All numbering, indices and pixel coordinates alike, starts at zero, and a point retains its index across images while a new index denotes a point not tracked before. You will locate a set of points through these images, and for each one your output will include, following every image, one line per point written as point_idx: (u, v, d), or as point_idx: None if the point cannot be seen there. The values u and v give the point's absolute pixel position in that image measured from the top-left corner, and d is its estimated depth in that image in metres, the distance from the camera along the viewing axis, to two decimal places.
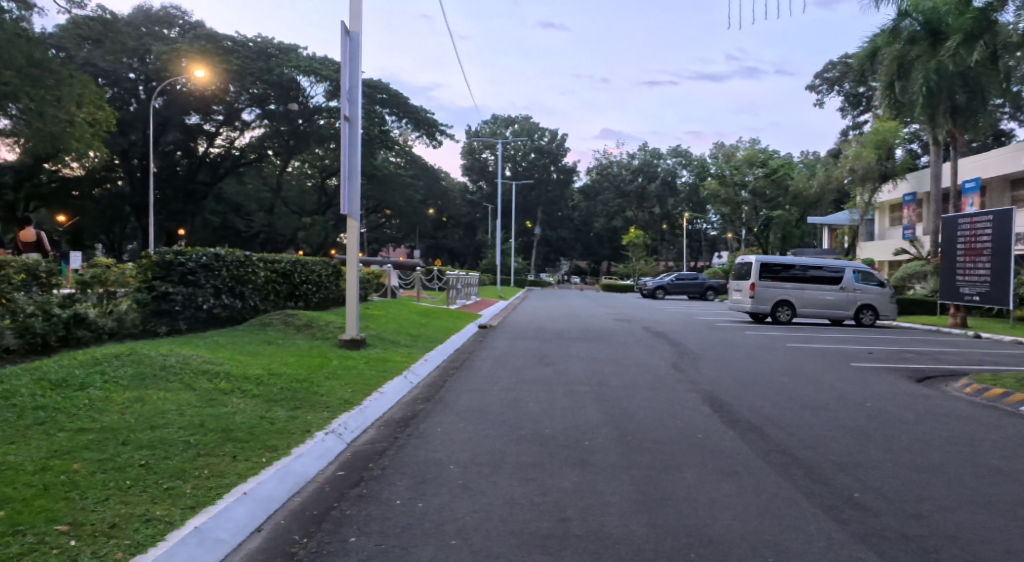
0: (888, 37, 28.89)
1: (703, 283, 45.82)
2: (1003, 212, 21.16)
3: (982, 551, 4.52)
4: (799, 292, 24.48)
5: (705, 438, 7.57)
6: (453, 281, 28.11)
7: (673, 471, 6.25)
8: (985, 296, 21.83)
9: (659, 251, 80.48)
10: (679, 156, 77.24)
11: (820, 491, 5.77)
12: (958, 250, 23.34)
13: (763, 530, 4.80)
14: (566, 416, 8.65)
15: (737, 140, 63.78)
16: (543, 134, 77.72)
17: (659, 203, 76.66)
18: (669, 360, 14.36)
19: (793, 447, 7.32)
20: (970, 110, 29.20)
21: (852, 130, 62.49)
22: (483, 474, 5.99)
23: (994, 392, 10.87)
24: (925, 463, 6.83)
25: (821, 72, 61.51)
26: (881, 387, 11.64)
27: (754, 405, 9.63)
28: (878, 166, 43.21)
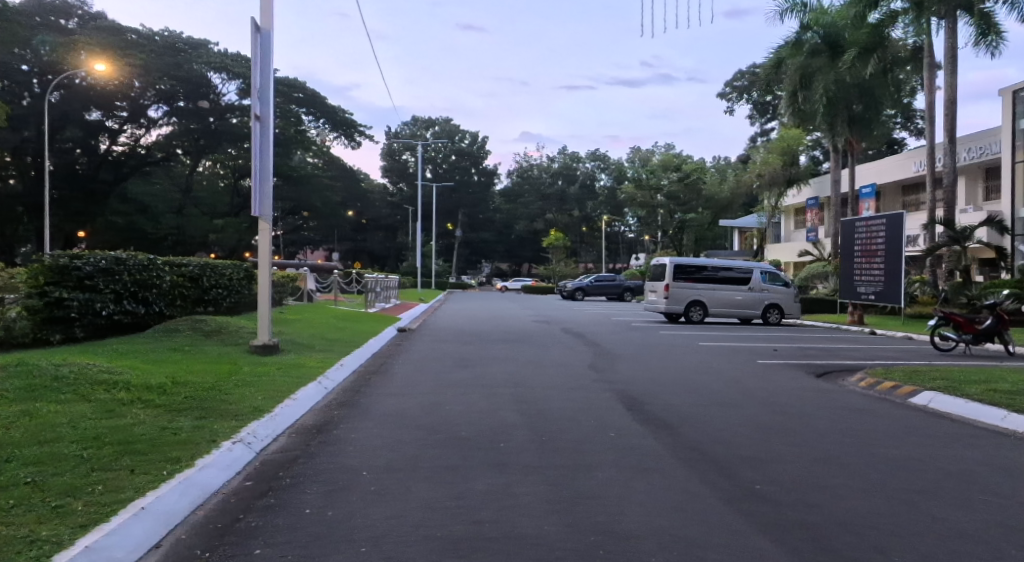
0: (791, 49, 29.97)
1: (622, 283, 46.76)
2: (895, 215, 22.45)
3: (872, 536, 4.79)
4: (711, 293, 25.31)
5: (618, 437, 7.71)
6: (372, 284, 27.74)
7: (587, 470, 6.36)
8: (880, 295, 23.11)
9: (578, 253, 80.36)
10: (597, 160, 80.07)
11: (725, 484, 5.99)
12: (856, 252, 24.60)
13: (669, 523, 4.95)
14: (484, 417, 8.69)
15: (653, 145, 65.37)
16: (463, 136, 78.19)
17: (578, 205, 78.48)
18: (586, 360, 14.59)
19: (702, 442, 7.59)
20: (866, 118, 30.76)
21: (760, 136, 65.03)
22: (397, 478, 5.94)
23: (886, 385, 11.55)
24: (824, 453, 7.19)
25: (730, 81, 63.70)
26: (785, 382, 12.19)
27: (666, 402, 9.92)
28: (784, 171, 45.33)
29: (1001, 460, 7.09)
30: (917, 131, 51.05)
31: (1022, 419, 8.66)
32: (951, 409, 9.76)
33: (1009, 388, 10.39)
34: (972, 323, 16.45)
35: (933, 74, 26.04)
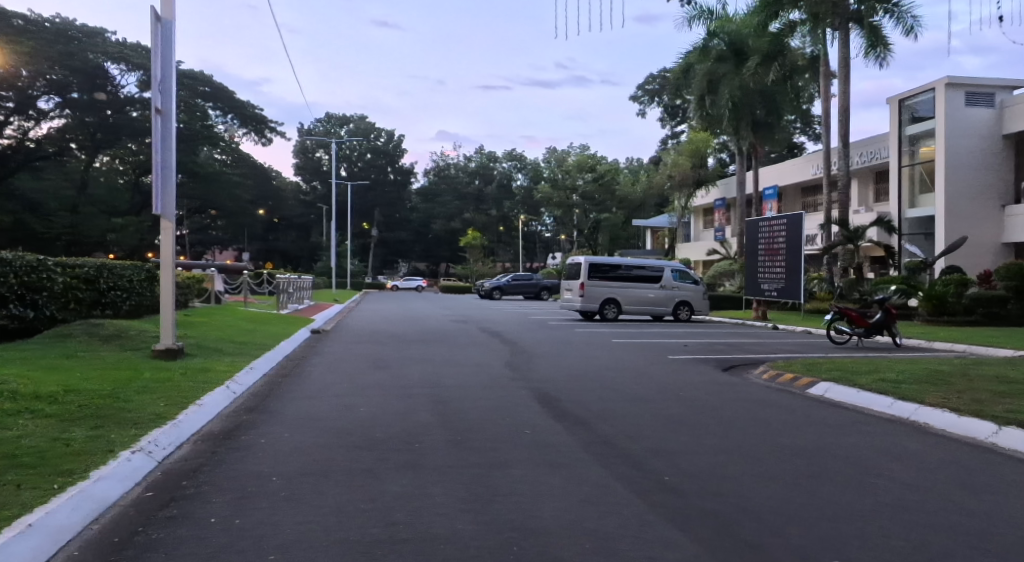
0: (699, 54, 31.61)
1: (538, 282, 47.24)
2: (795, 216, 23.52)
3: (772, 521, 5.01)
4: (624, 291, 25.88)
5: (533, 434, 7.78)
6: (283, 285, 26.93)
7: (502, 467, 6.39)
8: (782, 291, 24.18)
9: (495, 252, 80.42)
10: (514, 160, 80.36)
11: (636, 477, 6.14)
12: (759, 250, 25.61)
13: (582, 517, 5.03)
14: (399, 418, 8.60)
15: (568, 146, 66.29)
16: (378, 134, 77.58)
17: (495, 205, 78.40)
18: (502, 359, 14.64)
19: (614, 436, 7.77)
20: (768, 123, 31.91)
21: (671, 139, 66.91)
22: (307, 484, 5.81)
23: (787, 376, 12.11)
24: (730, 444, 7.47)
25: (642, 84, 65.32)
26: (694, 376, 12.58)
27: (581, 399, 10.08)
28: (692, 173, 46.70)
29: (887, 445, 7.55)
30: (815, 136, 53.61)
31: (908, 406, 9.25)
32: (845, 399, 10.32)
33: (895, 378, 11.07)
34: (864, 317, 17.44)
35: (828, 81, 27.40)
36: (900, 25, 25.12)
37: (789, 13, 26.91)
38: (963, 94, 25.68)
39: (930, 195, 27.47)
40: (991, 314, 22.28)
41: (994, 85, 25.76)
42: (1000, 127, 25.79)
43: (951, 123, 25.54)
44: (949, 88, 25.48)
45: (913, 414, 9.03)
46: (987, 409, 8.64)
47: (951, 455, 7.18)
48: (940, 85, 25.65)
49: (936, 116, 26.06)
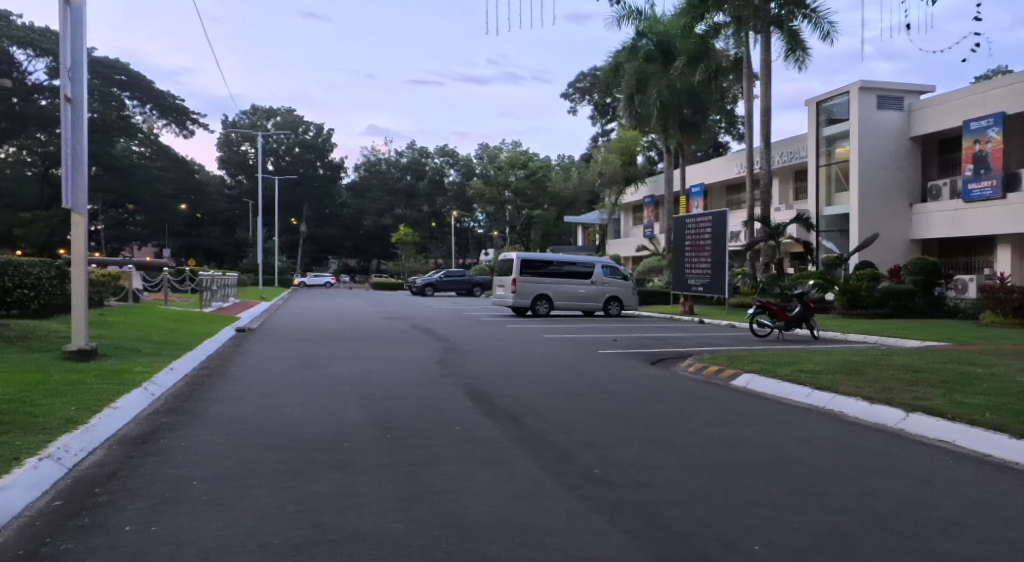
0: (629, 54, 32.11)
1: (471, 279, 47.24)
2: (721, 213, 24.16)
3: (698, 511, 5.12)
4: (556, 287, 26.11)
5: (464, 430, 7.75)
6: (206, 282, 26.04)
7: (433, 464, 6.34)
8: (707, 286, 24.81)
9: (428, 249, 79.88)
10: (446, 156, 79.52)
11: (566, 470, 6.19)
12: (687, 246, 26.20)
13: (513, 512, 5.03)
14: (328, 418, 8.44)
15: (500, 142, 66.17)
16: (307, 128, 75.93)
17: (427, 201, 77.64)
18: (434, 355, 14.54)
19: (546, 430, 7.82)
20: (694, 123, 32.73)
21: (601, 137, 67.69)
22: (231, 486, 5.64)
23: (712, 369, 12.45)
24: (657, 435, 7.62)
25: (573, 82, 65.81)
26: (623, 369, 12.78)
27: (513, 394, 10.11)
28: (622, 170, 47.35)
29: (807, 434, 7.83)
30: (738, 135, 55.25)
31: (824, 395, 9.63)
32: (766, 389, 10.68)
33: (813, 368, 11.51)
34: (784, 311, 18.15)
35: (751, 83, 28.24)
36: (818, 30, 26.07)
37: (713, 16, 27.58)
38: (875, 97, 26.83)
39: (845, 194, 28.65)
40: (901, 306, 23.40)
41: (903, 90, 27.09)
42: (908, 130, 27.13)
43: (864, 125, 26.71)
44: (863, 92, 26.64)
45: (829, 403, 9.41)
46: (897, 397, 9.06)
47: (864, 441, 7.50)
48: (854, 89, 26.80)
49: (851, 118, 27.21)
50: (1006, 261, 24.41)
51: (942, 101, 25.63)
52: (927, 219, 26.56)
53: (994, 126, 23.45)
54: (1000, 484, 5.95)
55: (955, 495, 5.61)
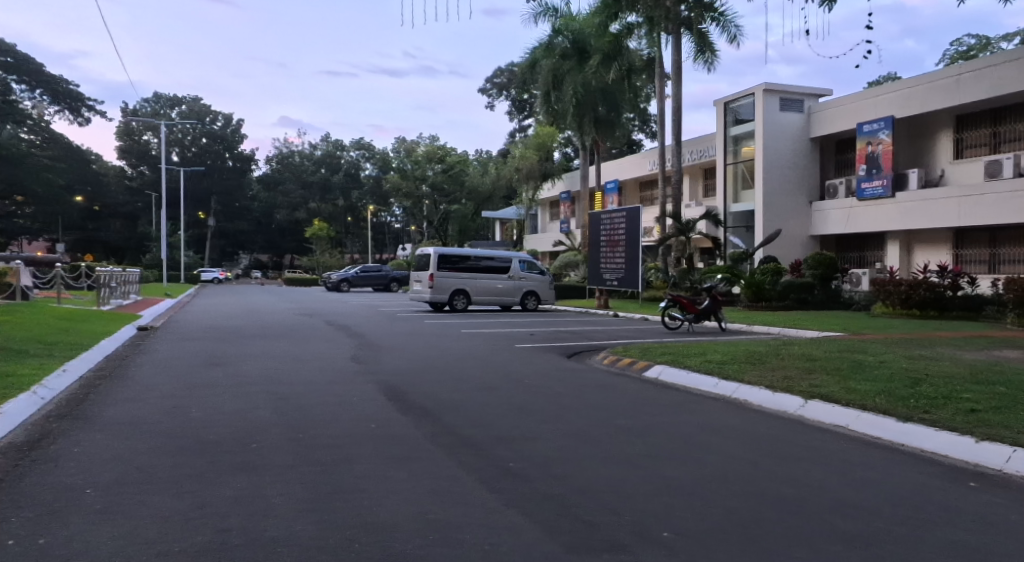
0: (545, 51, 32.55)
1: (387, 274, 46.56)
2: (634, 209, 24.69)
3: (609, 500, 5.20)
4: (474, 282, 26.08)
5: (377, 428, 7.63)
6: (104, 279, 24.70)
7: (345, 463, 6.22)
8: (622, 281, 25.32)
9: (343, 243, 78.45)
10: (362, 149, 77.61)
11: (480, 465, 6.20)
12: (602, 241, 26.62)
13: (425, 509, 4.99)
14: (236, 418, 8.16)
15: (417, 136, 65.45)
16: (215, 117, 73.12)
17: (342, 195, 75.80)
18: (348, 352, 14.26)
19: (461, 426, 7.79)
20: (609, 121, 32.96)
21: (518, 132, 68.02)
22: (128, 493, 5.36)
23: (625, 361, 12.71)
24: (571, 428, 7.71)
25: (490, 77, 65.93)
26: (539, 364, 12.88)
27: (428, 390, 10.03)
28: (539, 166, 47.15)
29: (713, 422, 8.10)
30: (651, 134, 56.62)
31: (730, 385, 9.98)
32: (677, 380, 10.98)
33: (719, 359, 11.93)
34: (693, 304, 18.71)
35: (662, 83, 28.96)
36: (725, 33, 26.96)
37: (626, 16, 28.16)
38: (777, 99, 28.00)
39: (750, 191, 29.77)
40: (802, 299, 24.54)
41: (803, 93, 28.38)
42: (808, 131, 28.44)
43: (768, 125, 27.84)
44: (767, 94, 27.73)
45: (735, 392, 9.76)
46: (797, 384, 9.49)
47: (767, 428, 7.82)
48: (758, 91, 27.88)
49: (756, 119, 28.30)
50: (895, 256, 25.91)
51: (839, 104, 26.96)
52: (824, 216, 27.88)
53: (884, 129, 24.78)
54: (887, 465, 6.31)
55: (847, 476, 5.93)
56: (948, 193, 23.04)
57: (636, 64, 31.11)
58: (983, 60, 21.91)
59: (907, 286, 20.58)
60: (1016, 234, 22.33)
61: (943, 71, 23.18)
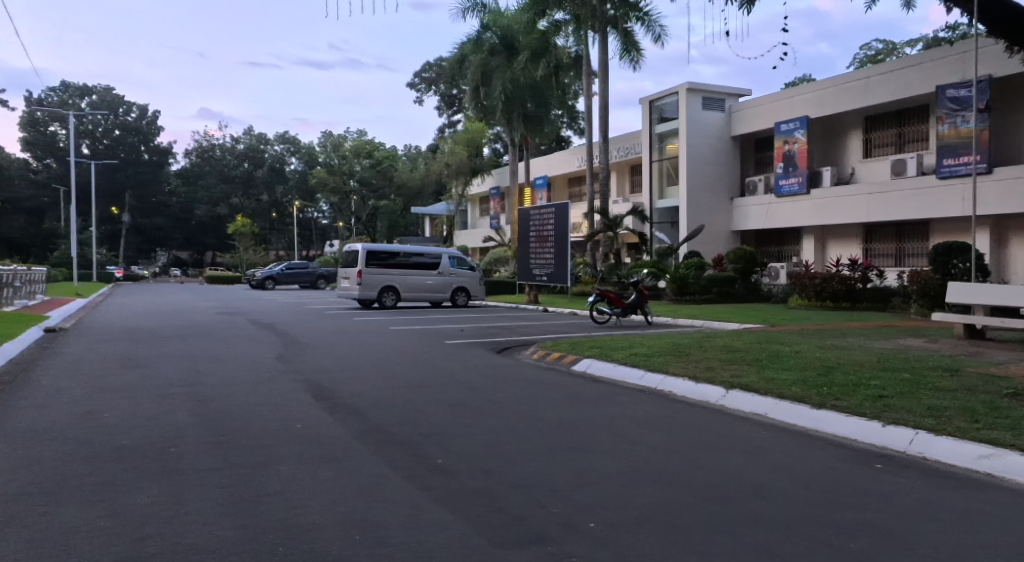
0: (473, 47, 32.55)
1: (314, 271, 45.69)
2: (562, 205, 24.96)
3: (537, 494, 5.24)
4: (403, 278, 25.85)
5: (303, 428, 7.50)
6: (7, 279, 23.38)
7: (270, 465, 6.08)
8: (551, 276, 25.56)
9: (268, 240, 76.66)
10: (287, 143, 75.23)
11: (409, 462, 6.15)
12: (531, 237, 26.81)
13: (353, 509, 4.93)
14: (152, 421, 7.87)
15: (344, 131, 64.25)
16: (128, 109, 70.10)
17: (266, 190, 73.61)
18: (273, 351, 13.91)
19: (390, 424, 7.71)
20: (537, 117, 33.28)
21: (448, 128, 67.60)
22: (36, 504, 5.11)
23: (553, 356, 12.83)
24: (500, 423, 7.75)
25: (419, 72, 65.30)
26: (469, 360, 12.88)
27: (355, 388, 9.89)
28: (468, 162, 46.98)
29: (638, 413, 8.27)
30: (579, 130, 57.24)
31: (655, 377, 10.21)
32: (604, 372, 11.18)
33: (645, 352, 12.17)
34: (621, 298, 19.04)
35: (590, 80, 29.25)
36: (650, 33, 27.49)
37: (554, 13, 28.37)
38: (700, 99, 28.76)
39: (675, 188, 30.52)
40: (724, 292, 25.33)
41: (724, 93, 29.24)
42: (729, 130, 29.32)
43: (690, 124, 28.56)
44: (690, 93, 28.46)
45: (660, 384, 9.99)
46: (718, 375, 9.79)
47: (689, 418, 8.03)
48: (682, 90, 28.57)
49: (679, 117, 28.99)
50: (810, 250, 27.00)
51: (757, 104, 27.91)
52: (745, 212, 28.78)
53: (799, 129, 25.78)
54: (800, 451, 6.59)
55: (764, 462, 6.17)
56: (858, 190, 24.17)
57: (564, 61, 31.36)
58: (889, 64, 23.03)
59: (821, 279, 21.47)
60: (919, 229, 23.57)
61: (853, 74, 24.27)
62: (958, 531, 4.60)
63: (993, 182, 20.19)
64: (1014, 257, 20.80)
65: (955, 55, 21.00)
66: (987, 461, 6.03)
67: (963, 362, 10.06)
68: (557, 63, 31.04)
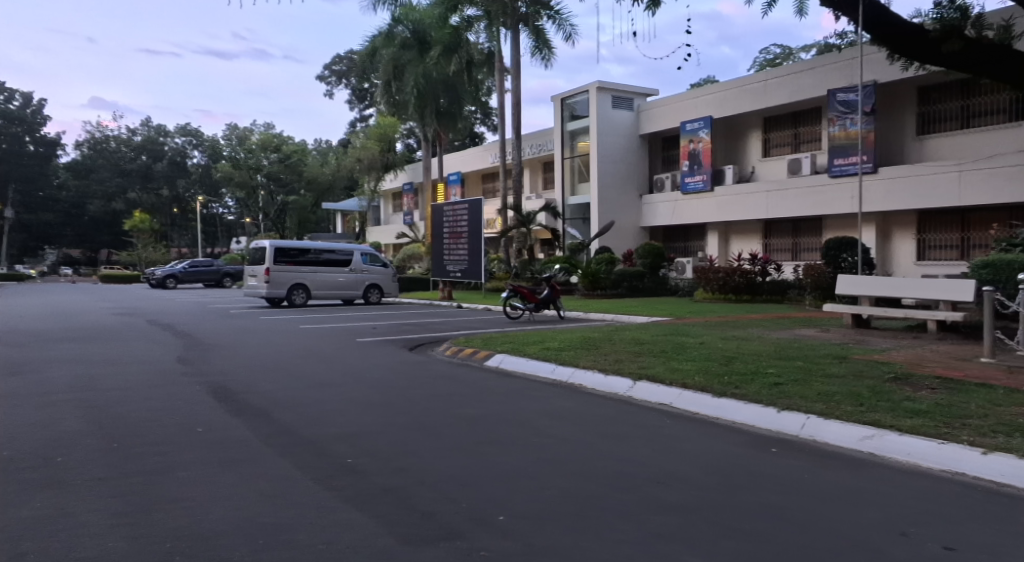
0: (385, 40, 32.07)
1: (220, 269, 44.10)
2: (476, 201, 24.98)
3: (447, 490, 5.25)
4: (313, 275, 25.25)
5: (206, 431, 7.25)
6: None
7: (169, 471, 5.85)
8: (464, 272, 25.55)
9: (169, 237, 73.39)
10: (188, 135, 72.31)
11: (317, 463, 6.04)
12: (444, 233, 26.71)
13: (256, 512, 4.81)
14: (39, 430, 7.43)
15: (250, 123, 62.20)
16: (11, 97, 65.59)
17: (167, 184, 70.16)
18: (173, 353, 13.35)
19: (298, 424, 7.55)
20: (450, 113, 33.21)
21: (360, 122, 66.46)
22: None
23: (467, 351, 12.86)
24: (412, 420, 7.70)
25: (329, 64, 63.88)
26: (382, 357, 12.74)
27: (261, 389, 9.62)
28: (381, 157, 46.35)
29: (549, 406, 8.40)
30: (492, 127, 57.40)
31: (567, 370, 10.40)
32: (517, 367, 11.28)
33: (557, 346, 12.36)
34: (534, 294, 19.23)
35: (502, 77, 29.30)
36: (561, 31, 27.81)
37: (466, 9, 28.23)
38: (610, 97, 29.35)
39: (586, 185, 31.03)
40: (633, 287, 25.91)
41: (633, 92, 29.94)
42: (638, 128, 30.06)
43: (601, 122, 29.10)
44: (600, 92, 28.99)
45: (571, 376, 10.18)
46: (626, 367, 10.05)
47: (598, 409, 8.22)
48: (592, 88, 29.07)
49: (590, 115, 29.50)
50: (714, 245, 28.04)
51: (664, 104, 28.72)
52: (653, 209, 29.56)
53: (704, 128, 26.69)
54: (702, 437, 6.86)
55: (668, 450, 6.37)
56: (758, 188, 25.22)
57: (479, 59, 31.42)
58: (786, 68, 24.15)
59: (724, 273, 22.36)
60: (813, 225, 24.85)
61: (751, 77, 25.32)
62: (845, 508, 4.89)
63: (879, 181, 21.48)
64: (898, 251, 22.22)
65: (844, 61, 22.23)
66: (869, 441, 6.45)
67: (852, 350, 10.68)
68: (469, 60, 30.82)
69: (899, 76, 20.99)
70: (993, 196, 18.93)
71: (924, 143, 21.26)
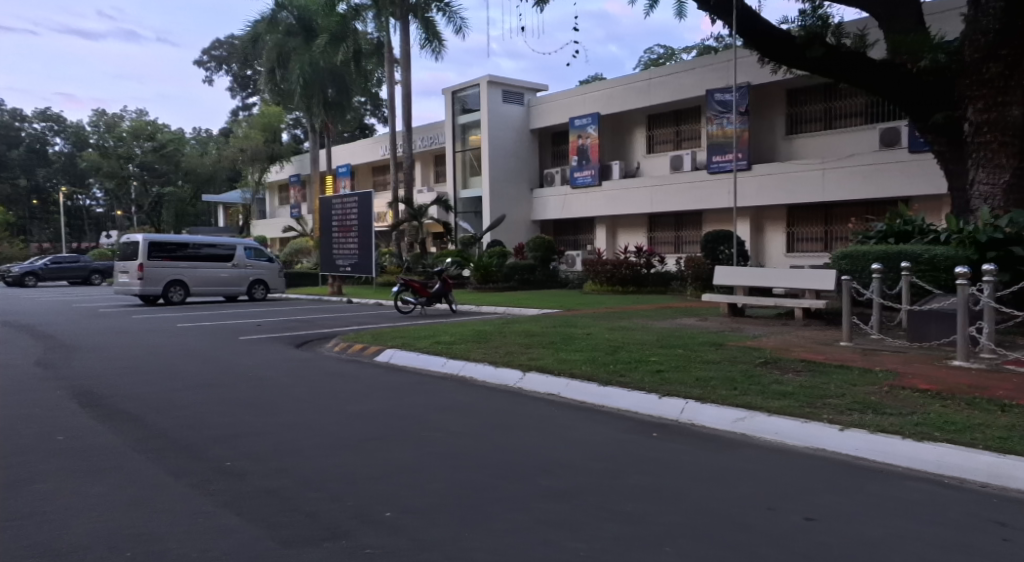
0: (268, 26, 31.07)
1: (87, 265, 41.19)
2: (365, 194, 24.51)
3: (331, 488, 5.15)
4: (192, 271, 24.04)
5: (68, 439, 6.76)
6: None
7: (25, 484, 5.42)
8: (355, 266, 25.05)
9: (27, 231, 67.67)
10: (49, 121, 67.17)
11: (193, 467, 5.78)
12: (333, 227, 26.06)
13: (124, 522, 4.55)
14: None
15: (121, 110, 58.37)
16: None
17: (25, 172, 64.68)
18: (32, 356, 12.35)
19: (173, 428, 7.18)
20: (338, 104, 32.38)
21: (242, 111, 63.82)
22: None
23: (356, 347, 12.63)
24: (296, 419, 7.48)
25: (207, 49, 60.92)
26: (265, 355, 12.30)
27: (133, 393, 9.08)
28: (265, 148, 44.73)
29: (439, 400, 8.38)
30: (382, 118, 56.49)
31: (457, 363, 10.41)
32: (407, 362, 11.18)
33: (447, 340, 12.34)
34: (425, 288, 19.16)
35: (391, 69, 28.85)
36: (451, 24, 27.69)
37: None
38: (500, 91, 29.58)
39: (477, 178, 31.09)
40: (524, 280, 26.25)
41: (522, 87, 30.26)
42: (528, 123, 30.41)
43: (491, 116, 29.26)
44: (490, 85, 29.14)
45: (461, 369, 10.21)
46: (516, 359, 10.17)
47: (487, 401, 8.28)
48: (483, 82, 29.18)
49: (480, 109, 29.60)
50: (602, 238, 28.76)
51: (552, 100, 29.19)
52: (543, 203, 30.02)
53: (590, 124, 27.26)
54: (588, 425, 7.04)
55: (554, 439, 6.50)
56: (642, 183, 26.07)
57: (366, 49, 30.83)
58: (667, 68, 25.07)
59: (612, 265, 22.98)
60: (694, 219, 25.96)
61: (635, 76, 26.12)
62: (717, 486, 5.16)
63: (752, 177, 22.67)
64: (769, 244, 23.56)
65: (720, 64, 23.34)
66: (742, 423, 6.82)
67: (728, 338, 11.24)
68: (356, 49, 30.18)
69: (770, 79, 22.23)
70: (852, 193, 20.39)
71: (793, 142, 22.63)
